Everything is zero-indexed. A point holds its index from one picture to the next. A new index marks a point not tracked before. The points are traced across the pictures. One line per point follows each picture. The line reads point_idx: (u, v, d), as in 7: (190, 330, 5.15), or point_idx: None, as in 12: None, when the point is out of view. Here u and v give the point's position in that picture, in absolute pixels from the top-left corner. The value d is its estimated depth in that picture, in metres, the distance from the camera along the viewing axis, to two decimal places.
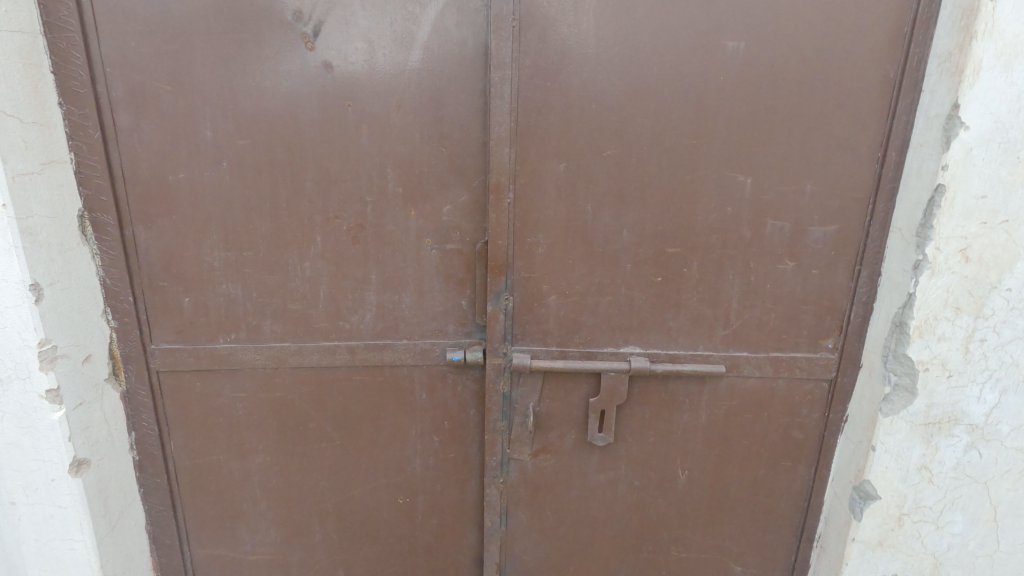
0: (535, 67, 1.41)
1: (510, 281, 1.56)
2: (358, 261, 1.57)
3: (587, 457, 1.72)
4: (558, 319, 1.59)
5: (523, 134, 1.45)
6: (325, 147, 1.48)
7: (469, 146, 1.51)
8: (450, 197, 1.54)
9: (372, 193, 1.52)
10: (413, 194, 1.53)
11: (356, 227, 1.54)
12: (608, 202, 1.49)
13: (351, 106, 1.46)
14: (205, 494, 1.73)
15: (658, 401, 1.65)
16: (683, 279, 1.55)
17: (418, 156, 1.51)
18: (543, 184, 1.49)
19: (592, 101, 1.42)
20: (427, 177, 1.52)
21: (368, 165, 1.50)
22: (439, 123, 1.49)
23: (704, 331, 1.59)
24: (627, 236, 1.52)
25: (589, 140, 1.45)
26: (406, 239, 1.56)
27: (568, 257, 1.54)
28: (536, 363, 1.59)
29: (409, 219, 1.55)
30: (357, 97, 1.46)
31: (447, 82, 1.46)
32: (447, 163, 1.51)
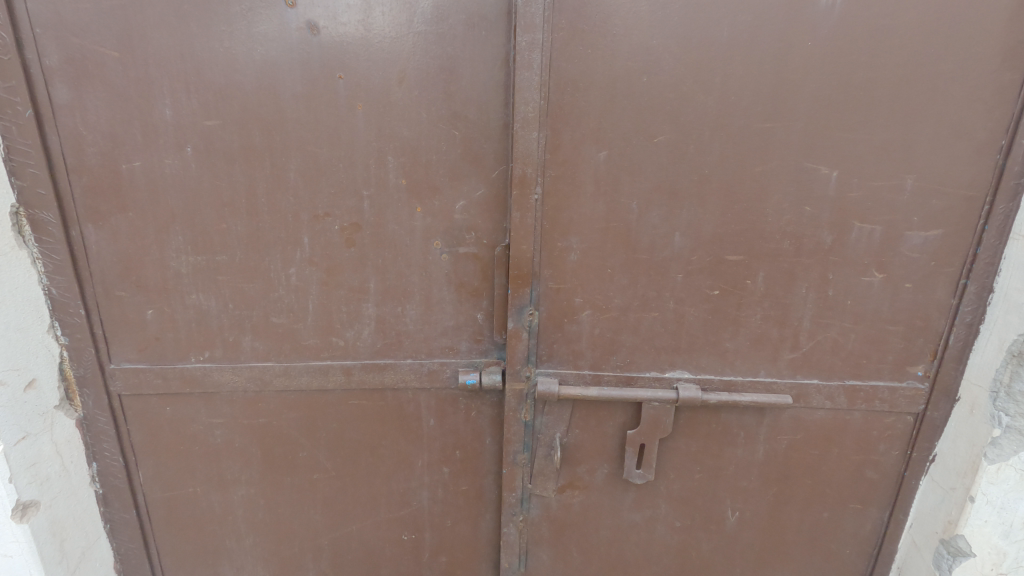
0: (571, 29, 1.13)
1: (535, 293, 1.32)
2: (353, 267, 1.31)
3: (622, 494, 1.49)
4: (592, 336, 1.35)
5: (555, 114, 1.19)
6: (312, 128, 1.21)
7: (487, 130, 1.23)
8: (464, 190, 1.28)
9: (369, 185, 1.26)
10: (419, 186, 1.27)
11: (351, 226, 1.28)
12: (658, 198, 1.22)
13: (343, 79, 1.19)
14: (181, 529, 1.50)
15: (708, 434, 1.40)
16: (745, 293, 1.27)
17: (425, 141, 1.24)
18: (579, 176, 1.23)
19: (643, 73, 1.14)
20: (437, 167, 1.26)
21: (366, 152, 1.24)
22: (450, 99, 1.21)
23: (767, 354, 1.32)
24: (679, 240, 1.24)
25: (637, 121, 1.18)
26: (411, 241, 1.31)
27: (606, 265, 1.29)
28: (566, 391, 1.35)
29: (415, 217, 1.29)
30: (351, 67, 1.18)
31: (460, 48, 1.18)
32: (460, 149, 1.25)
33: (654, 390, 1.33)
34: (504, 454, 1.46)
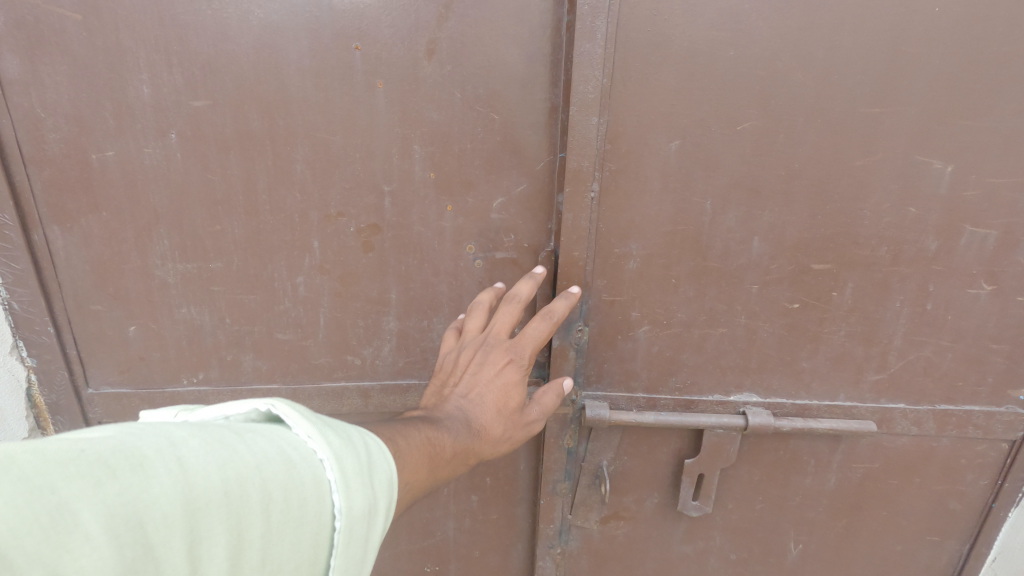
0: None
1: (585, 307, 1.13)
2: (371, 275, 1.12)
3: (671, 524, 1.34)
4: (648, 355, 1.17)
5: (615, 95, 0.99)
6: (322, 111, 1.00)
7: (533, 114, 1.03)
8: (503, 186, 1.08)
9: (391, 179, 1.06)
10: (450, 181, 1.07)
11: (370, 228, 1.09)
12: (736, 196, 1.03)
13: (359, 50, 0.98)
14: None
15: (772, 462, 1.24)
16: (830, 307, 1.09)
17: (458, 127, 1.04)
18: (645, 171, 1.03)
19: (729, 44, 0.94)
20: (471, 158, 1.06)
21: (386, 140, 1.03)
22: (489, 76, 1.00)
23: (849, 376, 1.15)
24: (757, 245, 1.06)
25: (717, 105, 0.98)
26: (439, 246, 1.11)
27: (669, 274, 1.10)
28: (618, 418, 1.16)
29: (444, 217, 1.09)
30: (370, 37, 0.97)
31: (503, 13, 0.97)
32: (500, 136, 1.04)
33: (721, 416, 1.15)
34: (542, 483, 1.29)
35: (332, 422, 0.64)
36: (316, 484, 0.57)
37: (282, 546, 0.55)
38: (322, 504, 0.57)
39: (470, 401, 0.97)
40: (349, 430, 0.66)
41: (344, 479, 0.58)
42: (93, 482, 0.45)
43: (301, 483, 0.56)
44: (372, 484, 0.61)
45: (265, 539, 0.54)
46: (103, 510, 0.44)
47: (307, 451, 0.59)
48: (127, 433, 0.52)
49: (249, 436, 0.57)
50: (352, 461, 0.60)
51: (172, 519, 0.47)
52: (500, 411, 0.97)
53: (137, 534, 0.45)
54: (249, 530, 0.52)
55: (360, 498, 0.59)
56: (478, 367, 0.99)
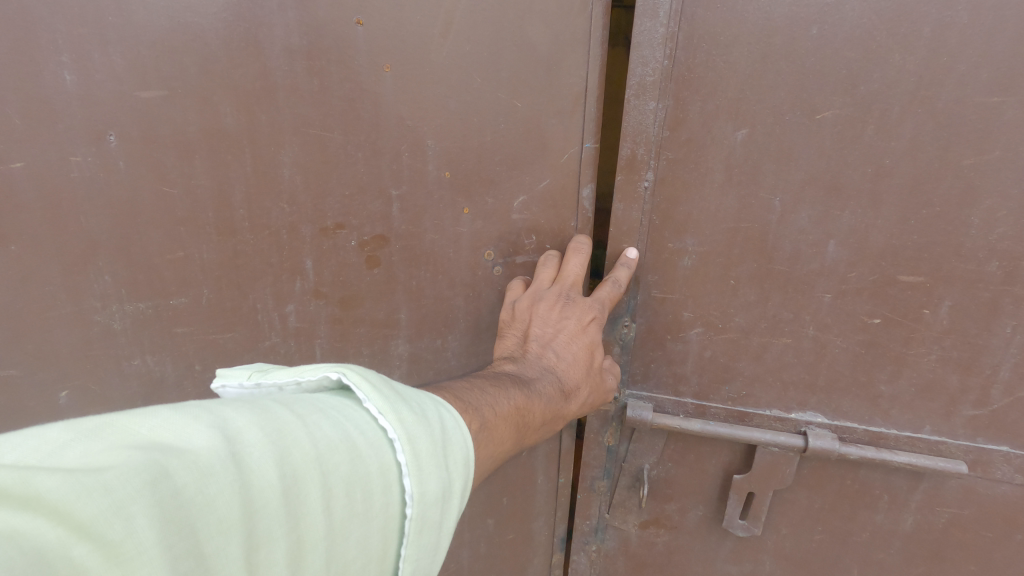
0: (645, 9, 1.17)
1: (632, 303, 1.44)
2: (381, 288, 1.24)
3: (715, 537, 1.66)
4: (701, 357, 1.46)
5: (681, 78, 1.22)
6: (354, 103, 1.07)
7: (562, 101, 1.10)
8: (525, 182, 1.17)
9: (400, 183, 1.15)
10: (469, 178, 1.16)
11: (376, 239, 1.20)
12: (798, 201, 1.25)
13: (363, 24, 1.01)
14: None
15: (879, 473, 1.44)
16: (921, 324, 1.27)
17: (483, 114, 1.10)
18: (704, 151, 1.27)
19: (814, 25, 1.11)
20: (494, 151, 1.14)
21: (393, 138, 1.11)
22: (512, 60, 1.06)
23: (939, 409, 1.33)
24: (835, 248, 1.27)
25: (796, 96, 1.17)
26: (455, 253, 1.23)
27: (731, 273, 1.35)
28: (660, 421, 1.47)
29: (461, 219, 1.20)
30: (370, 13, 1.00)
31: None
32: (523, 127, 1.12)
33: (778, 435, 1.40)
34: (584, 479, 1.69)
35: (403, 398, 0.87)
36: (381, 472, 0.79)
37: (346, 532, 0.76)
38: (390, 490, 0.80)
39: (558, 363, 1.15)
40: (425, 406, 0.88)
41: (415, 463, 0.80)
42: (153, 486, 0.59)
43: (364, 472, 0.77)
44: (444, 466, 0.84)
45: (322, 531, 0.73)
46: (159, 514, 0.57)
47: (378, 438, 0.81)
48: (195, 432, 0.68)
49: (311, 428, 0.77)
50: (423, 443, 0.83)
51: (225, 521, 0.63)
52: (584, 370, 1.17)
53: (193, 538, 0.60)
54: (307, 528, 0.71)
55: (432, 481, 0.82)
56: (561, 326, 1.16)
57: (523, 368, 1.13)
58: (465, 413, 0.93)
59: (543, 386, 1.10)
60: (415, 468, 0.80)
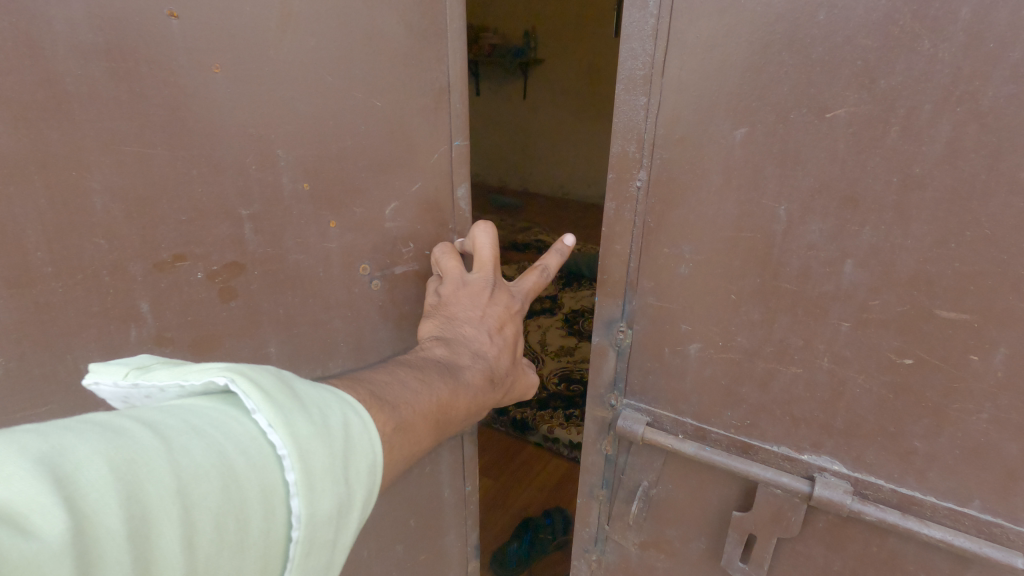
0: (427, 27, 1.54)
1: (628, 308, 1.71)
2: (239, 321, 1.34)
3: (715, 563, 1.88)
4: (702, 372, 1.67)
5: (674, 78, 1.41)
6: (214, 114, 1.19)
7: (427, 99, 1.59)
8: (397, 189, 1.59)
9: (254, 201, 1.30)
10: (332, 187, 1.44)
11: (231, 267, 1.30)
12: (806, 211, 1.37)
13: (177, 17, 1.10)
14: None
15: (916, 545, 1.50)
16: (971, 373, 1.31)
17: (333, 127, 1.39)
18: (699, 150, 1.44)
19: (820, 10, 1.21)
20: (355, 159, 1.46)
21: (240, 149, 1.25)
22: (365, 73, 1.43)
23: (993, 478, 1.37)
24: (852, 267, 1.36)
25: (800, 96, 1.28)
26: (326, 271, 1.49)
27: (730, 288, 1.53)
28: (649, 435, 1.76)
29: (329, 234, 1.46)
30: (184, 6, 1.10)
31: (360, 17, 1.38)
32: (384, 128, 1.51)
33: (782, 478, 1.58)
34: (585, 485, 2.03)
35: (300, 408, 0.85)
36: (262, 494, 0.77)
37: (220, 561, 0.73)
38: (273, 511, 0.79)
39: (484, 348, 1.47)
40: (321, 416, 0.87)
41: (301, 483, 0.79)
42: None
43: (242, 496, 0.75)
44: (335, 484, 0.83)
45: (190, 565, 0.69)
46: None
47: (263, 457, 0.79)
48: (29, 469, 0.61)
49: (184, 452, 0.73)
50: (316, 459, 0.82)
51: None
52: (504, 354, 1.53)
53: None
54: (170, 566, 0.67)
55: (320, 501, 0.81)
56: (490, 313, 1.51)
57: (456, 349, 1.41)
58: (411, 380, 1.19)
59: (474, 367, 1.40)
60: (302, 488, 0.79)
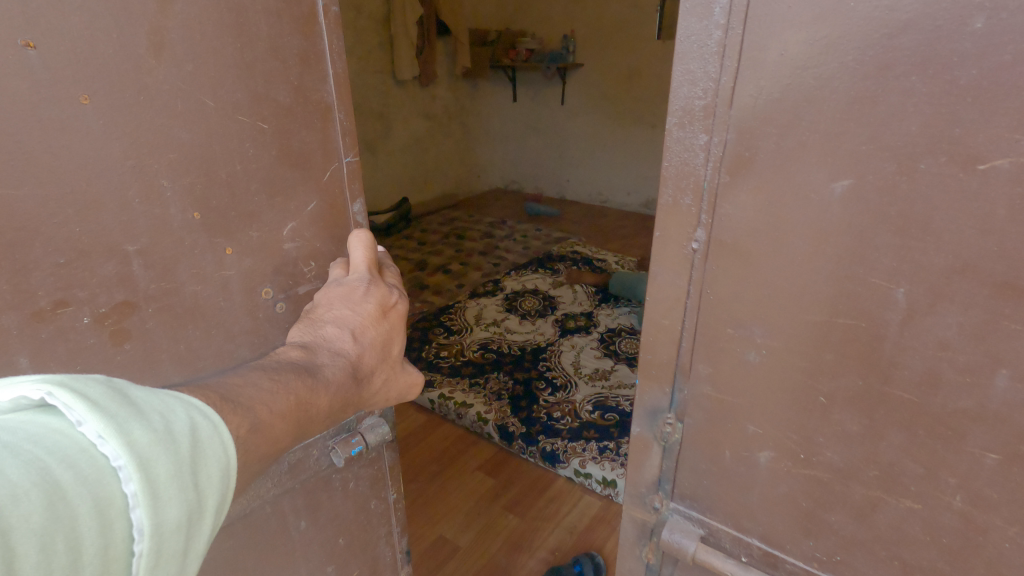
0: (306, 48, 1.37)
1: (675, 397, 1.35)
2: (137, 364, 1.24)
3: None
4: (774, 487, 1.28)
5: (748, 111, 1.04)
6: (89, 147, 1.08)
7: (315, 116, 1.43)
8: (293, 211, 1.45)
9: (147, 232, 1.19)
10: (226, 214, 1.32)
11: (124, 305, 1.19)
12: (936, 298, 0.96)
13: (34, 47, 0.98)
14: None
15: None
16: None
17: (220, 151, 1.26)
18: (783, 208, 1.06)
19: (978, 14, 0.81)
20: (248, 184, 1.34)
21: (121, 181, 1.13)
22: (249, 96, 1.28)
23: None
24: (1005, 385, 0.95)
25: (932, 139, 0.89)
26: (227, 300, 1.37)
27: (817, 388, 1.14)
28: (701, 554, 1.40)
29: (227, 261, 1.34)
30: (40, 34, 0.98)
31: (235, 40, 1.23)
32: (275, 150, 1.36)
33: None
34: None
35: (137, 415, 0.78)
36: (98, 509, 0.70)
37: None
38: (114, 526, 0.71)
39: (354, 347, 1.35)
40: (166, 419, 0.81)
41: (145, 492, 0.73)
42: None
43: (73, 513, 0.68)
44: (184, 490, 0.78)
45: None
46: None
47: (99, 469, 0.72)
48: None
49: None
50: (161, 467, 0.76)
51: None
52: (381, 353, 1.42)
53: None
54: None
55: (168, 508, 0.75)
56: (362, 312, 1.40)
57: (317, 352, 1.29)
58: (266, 377, 1.12)
59: (339, 368, 1.28)
60: (146, 498, 0.73)
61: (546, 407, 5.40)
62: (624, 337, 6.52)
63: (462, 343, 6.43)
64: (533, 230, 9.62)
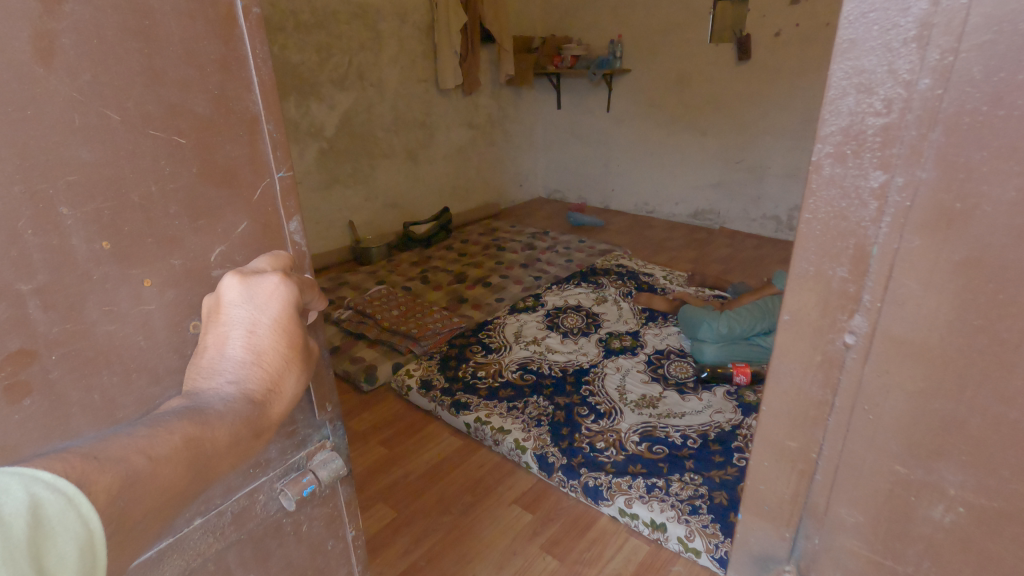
0: (226, 53, 1.21)
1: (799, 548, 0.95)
2: (43, 418, 1.08)
3: None
4: None
5: (971, 134, 0.64)
6: None
7: (239, 130, 1.27)
8: (220, 232, 1.29)
9: (44, 270, 1.03)
10: (141, 240, 1.16)
11: (22, 353, 1.02)
12: None
13: None
14: None
15: None
16: None
17: (129, 170, 1.10)
18: (1019, 293, 0.64)
19: None
20: (164, 207, 1.17)
21: (9, 211, 0.96)
22: (162, 108, 1.12)
23: None
24: None
25: None
26: (148, 338, 1.22)
27: None
28: None
29: (145, 294, 1.19)
30: None
31: (140, 46, 1.07)
32: (196, 169, 1.21)
33: None
34: None
35: None
36: None
37: None
38: None
39: (249, 368, 1.28)
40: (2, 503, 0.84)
41: None
42: None
43: None
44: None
45: None
46: None
47: None
48: None
49: None
50: None
51: None
52: (289, 363, 1.34)
53: None
54: None
55: None
56: (268, 355, 1.30)
57: (205, 390, 1.24)
58: (130, 441, 1.06)
59: (236, 400, 1.23)
60: None
61: (589, 436, 4.88)
62: (673, 361, 5.97)
63: (501, 362, 5.99)
64: (576, 241, 9.13)
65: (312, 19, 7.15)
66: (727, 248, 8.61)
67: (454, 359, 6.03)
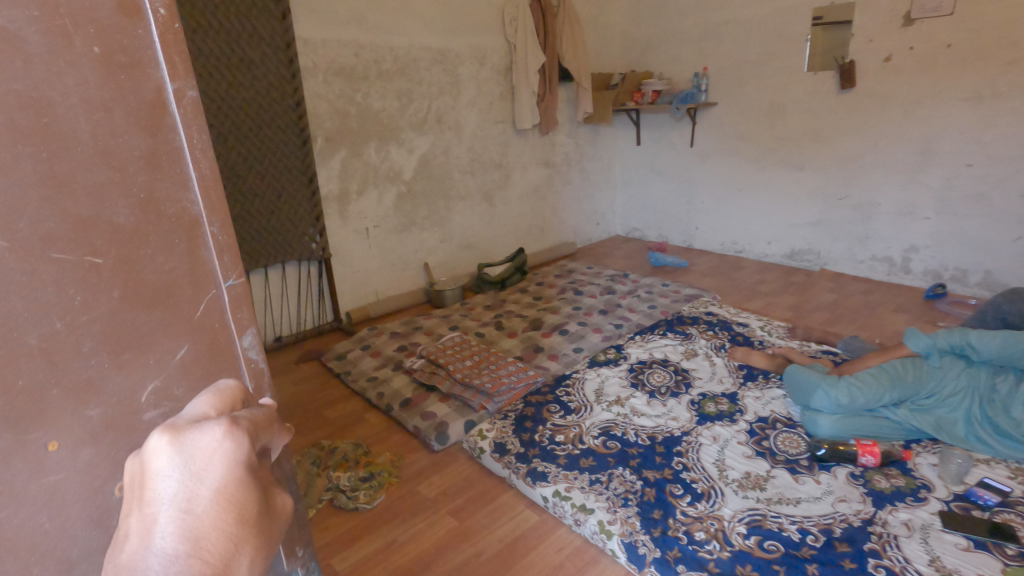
0: (155, 146, 0.96)
1: None
2: None
3: None
4: None
5: None
6: None
7: (173, 236, 1.00)
8: (153, 364, 1.01)
9: None
10: (42, 392, 0.89)
11: None
12: None
13: None
14: None
15: None
16: None
17: (22, 307, 0.85)
18: None
19: None
20: (75, 344, 0.91)
21: None
22: (68, 225, 0.87)
23: None
24: None
25: None
26: (55, 517, 0.93)
27: None
28: None
29: (49, 462, 0.91)
30: None
31: (37, 150, 0.83)
32: (118, 290, 0.94)
33: None
34: None
35: None
36: None
37: None
38: None
39: (185, 565, 0.88)
40: None
41: None
42: None
43: None
44: None
45: None
46: None
47: None
48: None
49: None
50: None
51: None
52: (245, 541, 0.94)
53: None
54: None
55: None
56: (207, 541, 0.90)
57: None
58: None
59: None
60: None
61: (685, 523, 3.87)
62: (782, 432, 4.71)
63: (582, 426, 5.08)
64: (660, 285, 8.33)
65: (394, 66, 7.09)
66: (829, 293, 7.51)
67: (530, 419, 5.26)
